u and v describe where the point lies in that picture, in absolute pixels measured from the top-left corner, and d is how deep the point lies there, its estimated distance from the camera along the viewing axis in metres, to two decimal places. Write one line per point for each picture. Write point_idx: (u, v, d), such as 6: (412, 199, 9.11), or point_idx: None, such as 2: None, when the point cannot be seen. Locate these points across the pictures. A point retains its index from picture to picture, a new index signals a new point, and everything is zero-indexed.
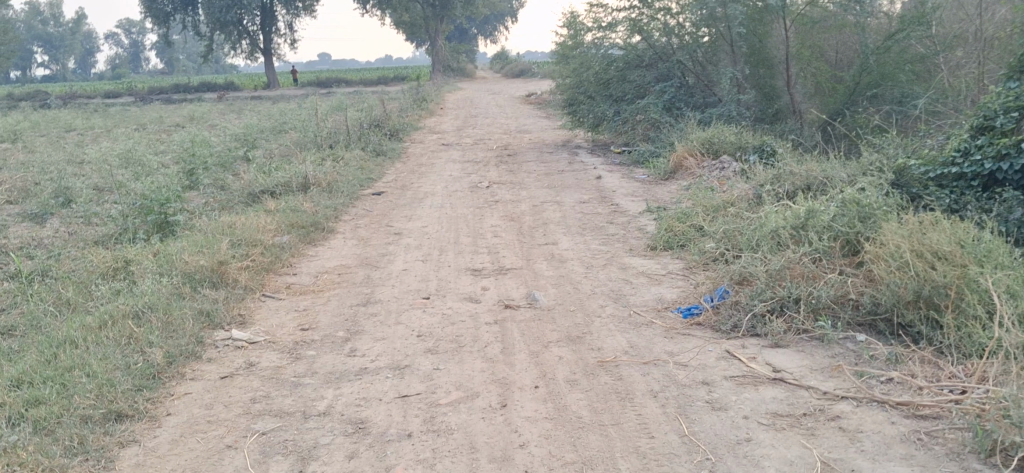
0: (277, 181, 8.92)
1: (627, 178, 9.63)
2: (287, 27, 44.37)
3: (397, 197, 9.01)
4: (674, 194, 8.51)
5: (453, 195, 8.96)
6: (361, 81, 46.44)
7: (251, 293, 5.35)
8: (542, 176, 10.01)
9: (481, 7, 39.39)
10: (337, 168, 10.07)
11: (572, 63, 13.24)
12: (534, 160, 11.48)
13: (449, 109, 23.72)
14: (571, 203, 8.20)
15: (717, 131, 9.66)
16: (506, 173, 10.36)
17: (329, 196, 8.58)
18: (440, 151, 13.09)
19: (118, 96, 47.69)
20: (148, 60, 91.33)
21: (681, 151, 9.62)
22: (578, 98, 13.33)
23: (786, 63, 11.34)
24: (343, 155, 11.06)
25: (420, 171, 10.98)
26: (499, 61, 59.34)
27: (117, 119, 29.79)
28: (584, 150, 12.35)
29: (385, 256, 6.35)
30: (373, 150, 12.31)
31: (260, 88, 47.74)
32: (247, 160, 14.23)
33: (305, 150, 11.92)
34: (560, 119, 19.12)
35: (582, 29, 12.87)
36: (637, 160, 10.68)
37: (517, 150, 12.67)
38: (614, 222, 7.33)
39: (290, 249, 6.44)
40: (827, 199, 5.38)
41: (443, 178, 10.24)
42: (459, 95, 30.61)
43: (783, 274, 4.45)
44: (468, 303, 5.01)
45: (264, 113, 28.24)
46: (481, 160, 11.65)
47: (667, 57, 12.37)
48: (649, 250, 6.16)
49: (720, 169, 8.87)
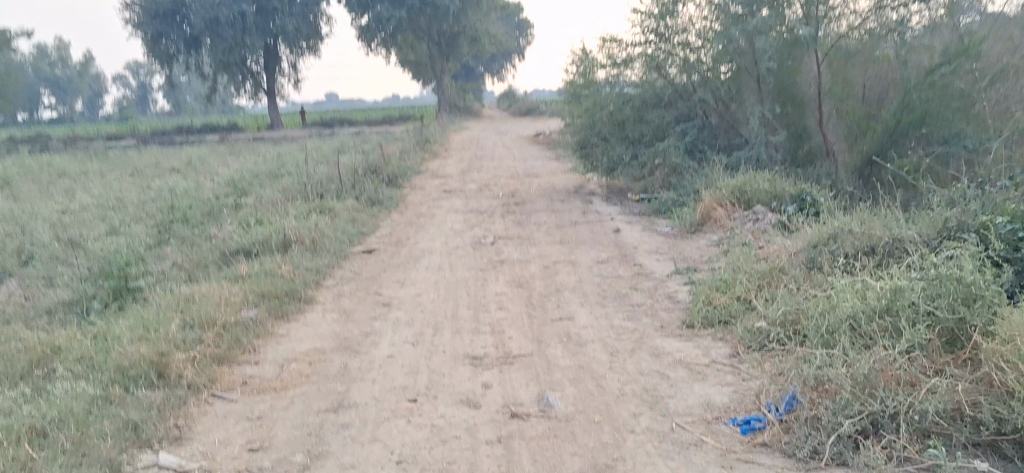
0: (255, 240, 7.95)
1: (649, 232, 8.66)
2: (292, 67, 43.82)
3: (390, 256, 8.03)
4: (707, 253, 7.61)
5: (452, 253, 7.97)
6: (366, 121, 45.76)
7: (197, 393, 4.33)
8: (553, 228, 9.01)
9: (487, 47, 38.72)
10: (326, 222, 9.10)
11: (582, 103, 12.30)
12: (544, 209, 10.51)
13: (454, 151, 22.82)
14: (587, 265, 7.20)
15: (748, 179, 8.75)
16: (512, 225, 9.38)
17: (313, 257, 7.60)
18: (442, 199, 12.12)
19: (121, 139, 47.12)
20: (156, 102, 91.26)
21: (709, 201, 8.70)
22: (590, 140, 12.38)
23: (818, 101, 10.50)
24: (335, 206, 10.11)
25: (419, 223, 10.01)
26: (506, 100, 58.68)
27: (114, 163, 28.97)
28: (597, 197, 11.38)
29: (371, 336, 5.35)
30: (369, 199, 11.36)
31: (264, 129, 47.08)
32: (236, 209, 13.28)
33: (295, 200, 10.98)
34: (568, 162, 18.20)
35: (594, 65, 11.95)
36: (658, 209, 9.72)
37: (525, 198, 11.70)
38: (639, 290, 6.33)
39: (257, 328, 5.44)
40: (909, 272, 4.35)
41: (443, 232, 9.26)
42: (466, 136, 29.76)
43: (874, 379, 3.41)
44: (464, 408, 3.97)
45: (265, 155, 27.39)
46: (486, 209, 10.68)
47: (687, 96, 11.46)
48: (686, 328, 5.16)
49: (754, 221, 8.15)
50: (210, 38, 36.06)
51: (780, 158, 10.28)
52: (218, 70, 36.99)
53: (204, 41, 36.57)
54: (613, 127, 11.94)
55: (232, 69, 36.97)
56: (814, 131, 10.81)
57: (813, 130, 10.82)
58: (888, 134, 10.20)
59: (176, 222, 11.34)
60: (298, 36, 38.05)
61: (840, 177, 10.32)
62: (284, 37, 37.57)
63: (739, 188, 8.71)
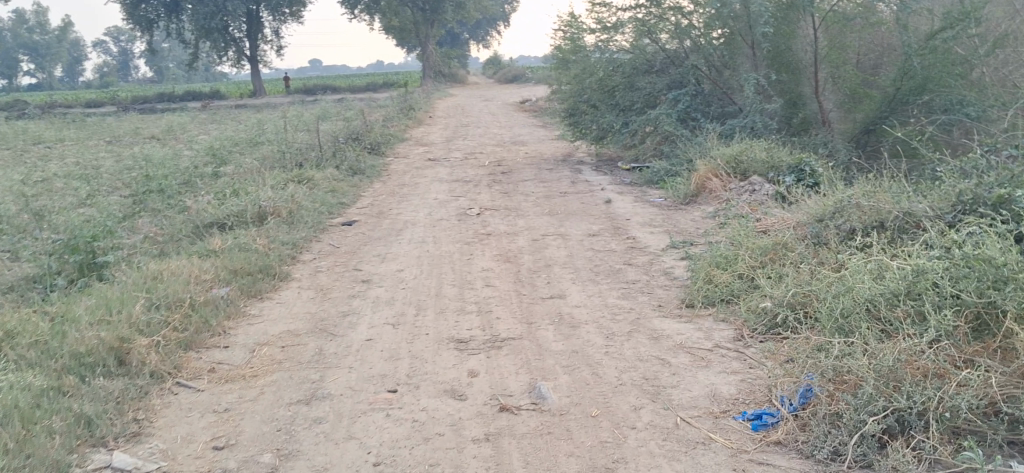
0: (229, 211, 7.58)
1: (641, 203, 8.34)
2: (274, 33, 43.08)
3: (371, 229, 7.67)
4: (703, 225, 7.30)
5: (437, 225, 7.63)
6: (350, 88, 45.14)
7: (159, 381, 3.99)
8: (541, 199, 8.67)
9: (472, 12, 38.13)
10: (306, 193, 8.73)
11: (571, 69, 11.90)
12: (532, 178, 10.16)
13: (438, 118, 22.41)
14: (578, 238, 6.87)
15: (744, 148, 8.42)
16: (499, 196, 9.03)
17: (290, 231, 7.23)
18: (426, 168, 11.75)
19: (100, 105, 46.33)
20: (136, 68, 90.02)
21: (703, 171, 8.38)
22: (579, 107, 12.00)
23: (814, 66, 10.18)
24: (315, 176, 9.74)
25: (403, 193, 9.66)
26: (491, 67, 58.07)
27: (92, 130, 28.40)
28: (586, 166, 11.03)
29: (349, 315, 5.02)
30: (350, 168, 10.98)
31: (246, 96, 46.38)
32: (213, 178, 12.86)
33: (273, 170, 10.59)
34: (555, 129, 17.84)
35: (583, 30, 11.53)
36: (650, 179, 9.41)
37: (511, 166, 11.35)
38: (634, 266, 6.01)
39: (228, 308, 5.09)
40: (928, 250, 4.04)
41: (427, 202, 8.90)
42: (450, 103, 29.30)
43: (899, 371, 3.10)
44: (449, 400, 3.64)
45: (246, 123, 26.86)
46: (472, 179, 10.32)
47: (680, 61, 11.07)
48: (685, 307, 4.86)
49: (750, 193, 7.83)
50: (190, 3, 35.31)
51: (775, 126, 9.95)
52: (198, 37, 36.31)
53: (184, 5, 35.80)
54: (603, 94, 11.57)
55: (213, 35, 36.29)
56: (810, 97, 10.48)
57: (809, 97, 10.49)
58: (887, 100, 9.89)
59: (150, 192, 10.94)
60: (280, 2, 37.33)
61: (837, 145, 10.01)
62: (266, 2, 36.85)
63: (735, 157, 8.38)
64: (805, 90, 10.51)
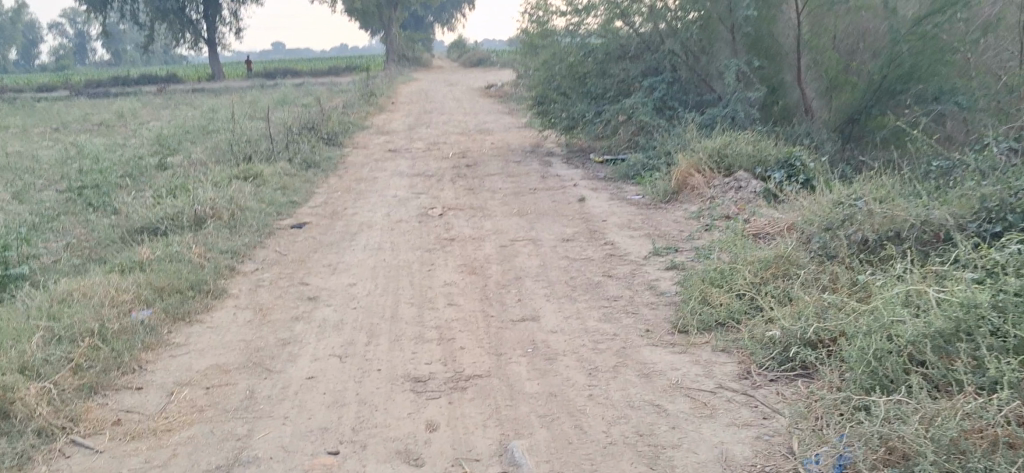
0: (164, 214, 6.83)
1: (618, 201, 7.71)
2: (233, 15, 41.94)
3: (323, 232, 6.96)
4: (687, 227, 6.71)
5: (395, 228, 6.95)
6: (311, 72, 44.16)
7: (50, 439, 3.28)
8: (509, 197, 8.01)
9: None
10: (252, 192, 7.98)
11: (539, 55, 11.21)
12: (499, 172, 9.49)
13: (401, 104, 21.71)
14: (552, 244, 6.21)
15: (729, 141, 7.84)
16: (464, 193, 8.34)
17: (231, 237, 6.50)
18: (386, 160, 11.02)
19: (53, 89, 44.96)
20: (94, 52, 88.03)
21: (684, 166, 7.78)
22: (548, 95, 11.32)
23: (795, 53, 9.67)
24: (264, 171, 8.98)
25: (360, 190, 8.94)
26: (456, 51, 57.27)
27: (41, 116, 27.25)
28: (556, 159, 10.38)
29: (290, 344, 4.32)
30: (304, 161, 10.23)
31: (204, 80, 45.21)
32: (159, 172, 12.04)
33: (220, 163, 9.81)
34: (521, 117, 17.17)
35: (552, 13, 10.87)
36: (626, 173, 8.80)
37: (476, 159, 10.66)
38: (615, 278, 5.36)
39: (146, 337, 4.36)
40: (968, 276, 3.44)
41: (385, 201, 8.19)
42: (413, 88, 28.59)
43: (964, 440, 2.47)
44: (402, 467, 2.98)
45: (202, 108, 25.91)
46: (435, 173, 9.62)
47: (654, 47, 10.44)
48: (678, 333, 4.24)
49: (737, 190, 7.31)
50: None
51: (758, 116, 9.35)
52: (155, 19, 35.14)
53: None
54: (573, 81, 10.90)
55: (169, 17, 35.13)
56: (793, 86, 9.89)
57: (790, 85, 9.90)
58: (874, 89, 9.33)
59: (87, 187, 10.12)
60: None
61: (822, 136, 9.43)
62: None
63: (720, 150, 7.81)
64: (787, 78, 9.92)
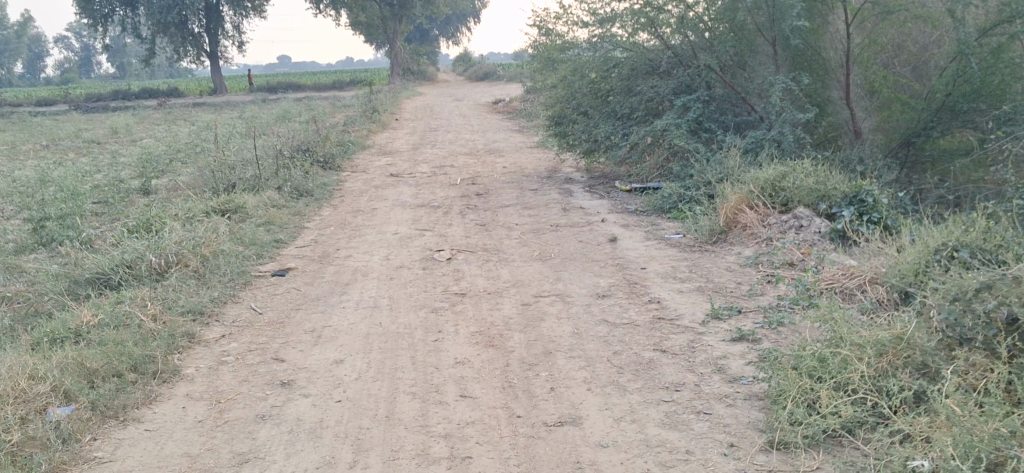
0: (118, 261, 5.72)
1: (656, 242, 6.59)
2: (235, 28, 41.11)
3: (309, 282, 5.85)
4: (746, 277, 5.62)
5: (395, 276, 5.85)
6: (314, 86, 43.32)
7: None
8: (528, 236, 6.90)
9: (441, 7, 37.07)
10: (229, 230, 6.86)
11: (557, 71, 10.10)
12: (514, 203, 8.39)
13: (406, 120, 20.76)
14: (584, 303, 5.08)
15: (784, 170, 6.73)
16: (475, 230, 7.21)
17: (194, 295, 5.38)
18: (387, 186, 9.91)
19: (52, 103, 44.16)
20: (99, 65, 87.55)
21: (731, 199, 6.68)
22: (566, 115, 10.19)
23: (844, 68, 8.61)
24: (247, 205, 7.87)
25: (356, 224, 7.82)
26: (462, 64, 56.54)
27: (33, 132, 26.23)
28: (577, 186, 9.27)
29: (245, 465, 3.21)
30: (295, 189, 9.13)
31: (205, 94, 44.34)
32: (139, 199, 10.97)
33: (200, 193, 8.72)
34: (534, 135, 16.17)
35: (573, 22, 9.65)
36: (661, 206, 7.69)
37: (488, 185, 9.56)
38: (670, 355, 4.22)
39: (55, 453, 3.27)
40: None
41: (384, 239, 7.08)
42: (419, 103, 27.69)
43: None
44: None
45: (198, 124, 24.92)
46: (441, 204, 8.50)
47: (687, 62, 9.22)
48: (774, 450, 3.17)
49: (797, 230, 6.23)
50: None
51: (808, 140, 8.23)
52: (155, 32, 34.18)
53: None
54: (595, 99, 9.77)
55: (169, 29, 34.15)
56: (842, 104, 8.78)
57: (840, 103, 8.78)
58: (935, 108, 8.21)
59: (50, 219, 9.03)
60: None
61: (879, 163, 8.30)
62: None
63: (774, 180, 6.71)
64: (836, 95, 8.79)
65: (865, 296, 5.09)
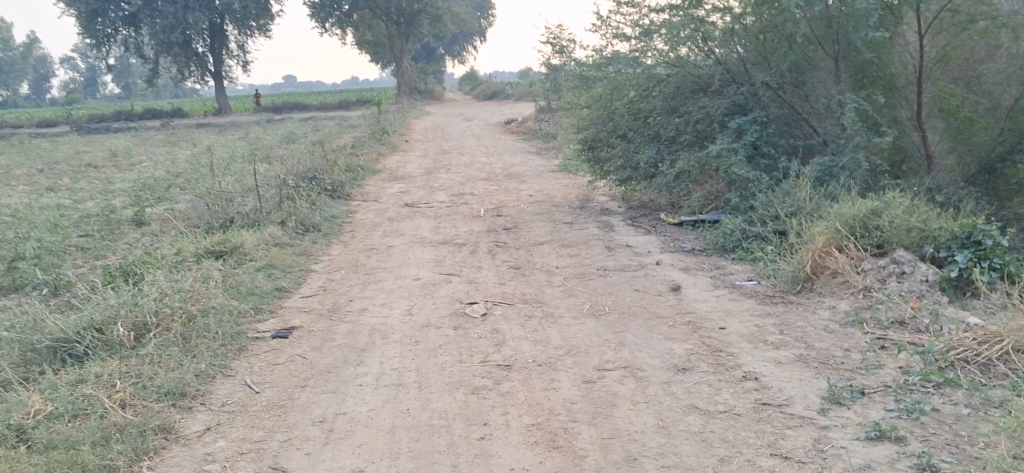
0: (86, 324, 4.73)
1: (727, 291, 5.56)
2: (240, 48, 40.37)
3: (317, 348, 4.85)
4: (853, 340, 4.58)
5: (420, 340, 4.84)
6: (320, 105, 42.52)
7: None
8: (572, 283, 5.89)
9: (449, 25, 36.38)
10: (223, 280, 5.85)
11: (591, 90, 9.12)
12: (548, 239, 7.38)
13: (416, 141, 19.87)
14: (661, 380, 4.06)
15: (877, 205, 5.69)
16: (509, 275, 6.20)
17: (174, 370, 4.37)
18: (402, 219, 8.92)
19: (54, 124, 43.34)
20: (103, 86, 87.05)
21: (815, 241, 5.65)
22: (600, 138, 9.19)
23: (916, 85, 7.50)
24: (244, 246, 6.88)
25: (370, 267, 6.82)
26: (468, 82, 55.84)
27: (30, 155, 25.30)
28: (616, 218, 8.25)
29: None
30: (301, 224, 8.15)
31: (210, 114, 43.56)
32: (129, 234, 9.97)
33: (193, 230, 7.73)
34: (553, 157, 15.23)
35: (610, 36, 8.64)
36: (722, 245, 6.67)
37: (515, 217, 8.56)
38: (795, 465, 3.19)
39: None
40: None
41: (403, 287, 6.07)
42: (428, 122, 26.82)
43: None
44: None
45: (200, 146, 23.99)
46: (466, 241, 7.51)
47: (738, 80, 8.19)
48: None
49: (899, 278, 5.17)
50: (148, 16, 32.50)
51: (884, 166, 7.20)
52: (159, 52, 33.44)
53: (141, 18, 32.93)
54: (633, 120, 8.75)
55: (173, 49, 33.39)
56: (912, 126, 7.63)
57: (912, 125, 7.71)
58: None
59: (27, 259, 8.05)
60: (246, 14, 34.55)
61: (963, 191, 7.27)
62: (230, 13, 34.10)
63: (866, 217, 5.67)
64: (905, 115, 7.64)
65: (1012, 370, 4.01)
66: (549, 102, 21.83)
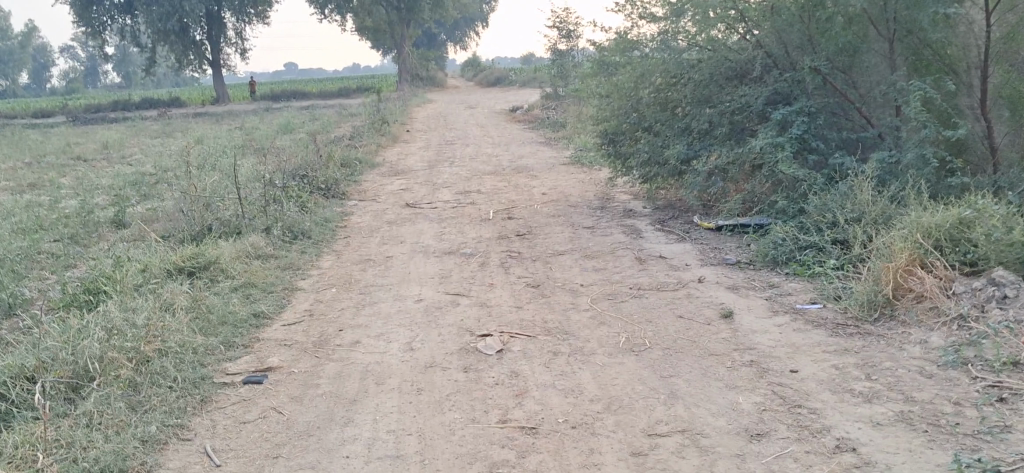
0: (14, 372, 3.85)
1: (788, 318, 4.67)
2: (239, 35, 39.41)
3: (296, 399, 3.96)
4: (962, 390, 3.65)
5: (424, 389, 3.95)
6: (320, 93, 41.58)
7: None
8: (602, 308, 4.99)
9: (451, 11, 35.40)
10: (189, 310, 4.95)
11: (613, 78, 8.20)
12: (569, 249, 6.47)
13: (418, 131, 18.96)
14: (730, 453, 3.16)
15: (966, 215, 4.79)
16: (527, 297, 5.30)
17: (116, 435, 3.48)
18: (403, 222, 8.02)
19: (50, 114, 42.48)
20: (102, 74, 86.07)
21: (895, 257, 4.74)
22: (622, 131, 8.27)
23: (980, 69, 6.40)
24: (221, 262, 5.99)
25: (365, 284, 5.92)
26: (471, 68, 54.83)
27: (22, 147, 24.42)
28: (643, 222, 7.34)
29: None
30: (289, 230, 7.26)
31: (209, 103, 42.65)
32: (105, 239, 9.09)
33: (167, 240, 6.84)
34: (564, 148, 14.32)
35: (636, 16, 7.98)
36: (773, 258, 5.75)
37: (528, 220, 7.66)
38: None
39: None
40: None
41: (403, 311, 5.18)
42: (430, 111, 25.89)
43: None
44: None
45: (195, 136, 23.09)
46: (475, 251, 6.62)
47: (781, 64, 7.20)
48: None
49: (1000, 304, 4.21)
50: (144, 3, 31.52)
51: (954, 163, 6.25)
52: (156, 40, 32.47)
53: (136, 5, 31.96)
54: (660, 111, 7.84)
55: (170, 37, 32.42)
56: (976, 115, 6.48)
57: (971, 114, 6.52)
58: None
59: None
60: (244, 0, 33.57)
61: None
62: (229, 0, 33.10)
63: (954, 229, 4.77)
64: (966, 103, 6.51)
65: None
66: (556, 90, 20.91)
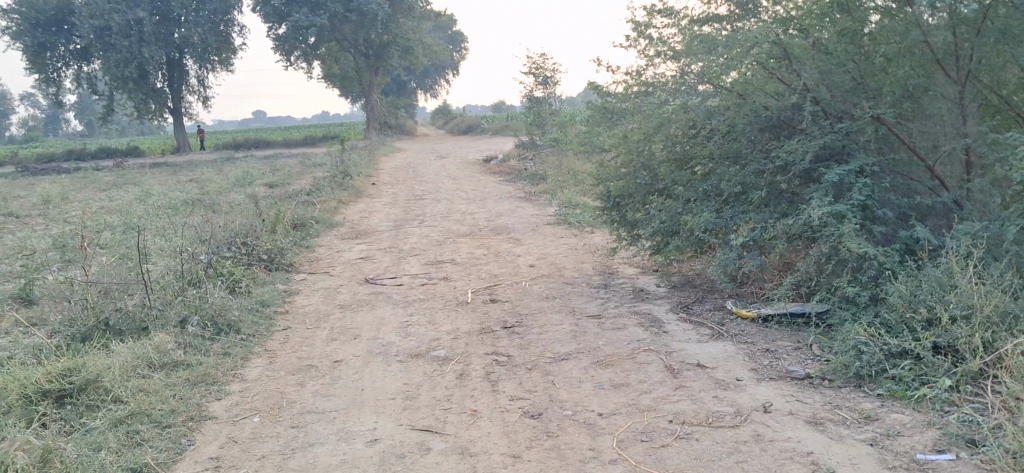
0: None
1: None
2: (200, 83, 37.77)
3: None
4: None
5: None
6: (285, 141, 40.04)
7: None
8: (638, 461, 3.45)
9: (421, 58, 34.12)
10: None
11: (621, 130, 6.76)
12: (575, 352, 4.94)
13: (385, 185, 17.45)
14: None
15: None
16: (526, 437, 3.76)
17: None
18: (360, 306, 6.48)
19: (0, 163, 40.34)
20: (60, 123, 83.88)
21: None
22: (629, 194, 6.81)
23: None
24: (106, 378, 4.40)
25: (302, 407, 4.36)
26: (440, 116, 53.65)
27: None
28: (661, 308, 5.85)
29: None
30: (212, 323, 5.67)
31: (168, 151, 40.89)
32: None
33: (47, 341, 5.21)
34: (546, 204, 12.87)
35: (651, 53, 6.60)
36: (854, 376, 4.25)
37: (515, 305, 6.14)
38: None
39: None
40: None
41: (350, 462, 3.62)
42: (398, 161, 24.40)
43: None
44: None
45: (144, 189, 21.29)
46: (451, 354, 5.08)
47: (828, 113, 5.55)
48: None
49: None
50: (100, 50, 29.75)
51: None
52: (113, 87, 30.74)
53: (92, 51, 30.20)
54: (678, 170, 6.40)
55: (128, 85, 30.70)
56: None
57: None
58: None
59: None
60: (206, 47, 31.97)
61: None
62: (189, 46, 31.51)
63: None
64: None
65: None
66: (532, 138, 19.51)
